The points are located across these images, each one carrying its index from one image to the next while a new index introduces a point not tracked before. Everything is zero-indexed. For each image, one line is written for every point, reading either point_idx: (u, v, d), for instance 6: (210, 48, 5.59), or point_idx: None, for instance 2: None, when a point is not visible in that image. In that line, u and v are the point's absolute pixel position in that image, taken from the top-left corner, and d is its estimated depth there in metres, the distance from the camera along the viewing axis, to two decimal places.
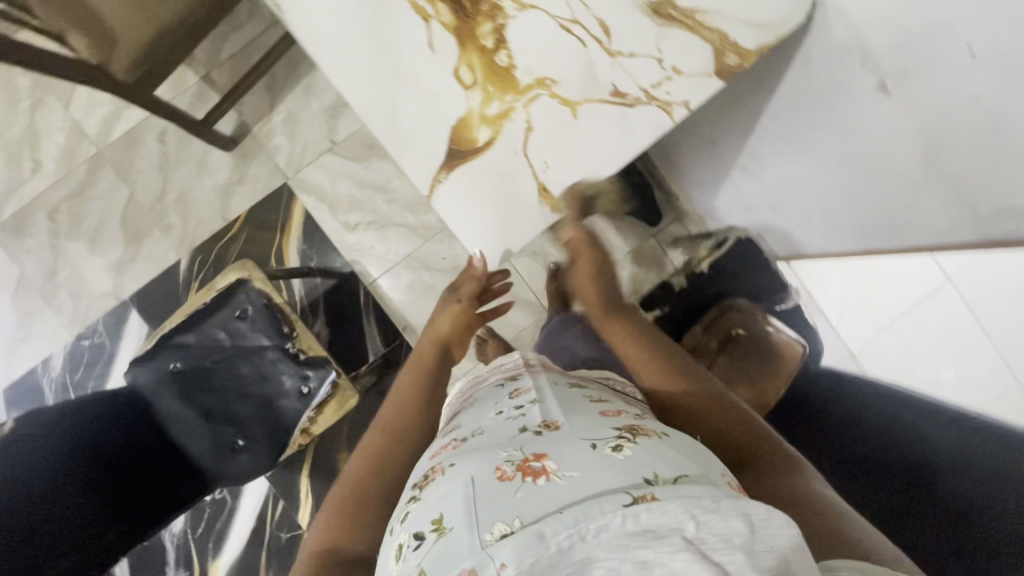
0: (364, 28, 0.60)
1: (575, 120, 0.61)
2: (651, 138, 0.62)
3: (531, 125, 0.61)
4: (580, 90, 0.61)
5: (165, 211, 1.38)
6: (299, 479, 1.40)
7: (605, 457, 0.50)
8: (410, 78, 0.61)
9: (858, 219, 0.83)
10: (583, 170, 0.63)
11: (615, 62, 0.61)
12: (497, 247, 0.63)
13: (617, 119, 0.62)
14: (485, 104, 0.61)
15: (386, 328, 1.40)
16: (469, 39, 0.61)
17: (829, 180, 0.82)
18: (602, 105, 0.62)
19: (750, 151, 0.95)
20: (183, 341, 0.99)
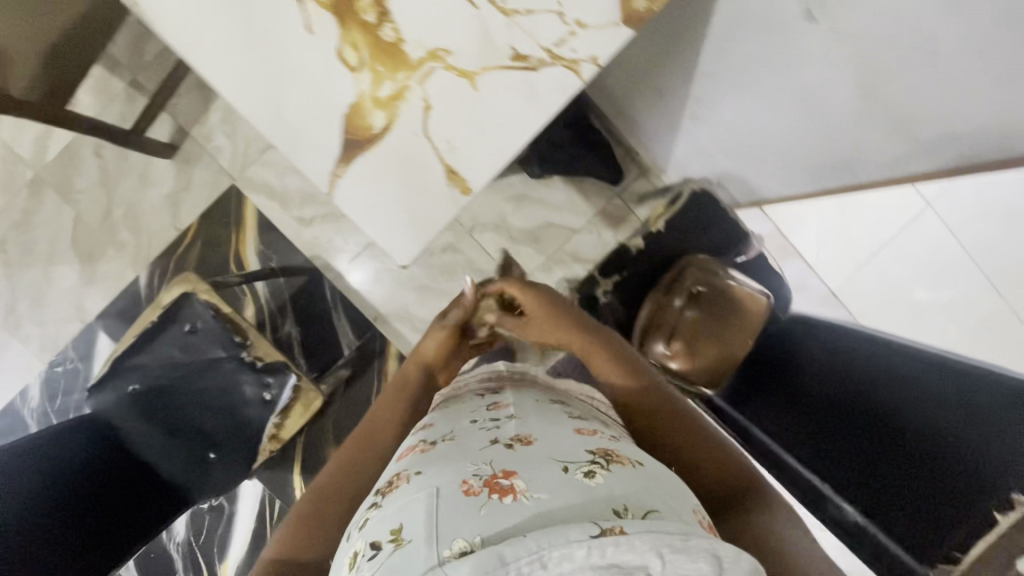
0: (230, 17, 0.55)
1: (475, 92, 0.57)
2: (559, 102, 0.57)
3: (429, 102, 0.57)
4: (478, 58, 0.56)
5: (116, 227, 1.34)
6: (292, 477, 1.41)
7: (576, 483, 0.46)
8: (290, 66, 0.56)
9: (814, 159, 0.78)
10: (493, 145, 0.58)
11: (512, 23, 0.56)
12: (412, 239, 0.59)
13: (520, 86, 0.57)
14: (377, 86, 0.56)
15: (357, 321, 1.38)
16: (349, 17, 0.55)
17: (781, 121, 0.77)
18: (503, 72, 0.57)
19: (694, 97, 0.89)
20: (137, 362, 0.97)
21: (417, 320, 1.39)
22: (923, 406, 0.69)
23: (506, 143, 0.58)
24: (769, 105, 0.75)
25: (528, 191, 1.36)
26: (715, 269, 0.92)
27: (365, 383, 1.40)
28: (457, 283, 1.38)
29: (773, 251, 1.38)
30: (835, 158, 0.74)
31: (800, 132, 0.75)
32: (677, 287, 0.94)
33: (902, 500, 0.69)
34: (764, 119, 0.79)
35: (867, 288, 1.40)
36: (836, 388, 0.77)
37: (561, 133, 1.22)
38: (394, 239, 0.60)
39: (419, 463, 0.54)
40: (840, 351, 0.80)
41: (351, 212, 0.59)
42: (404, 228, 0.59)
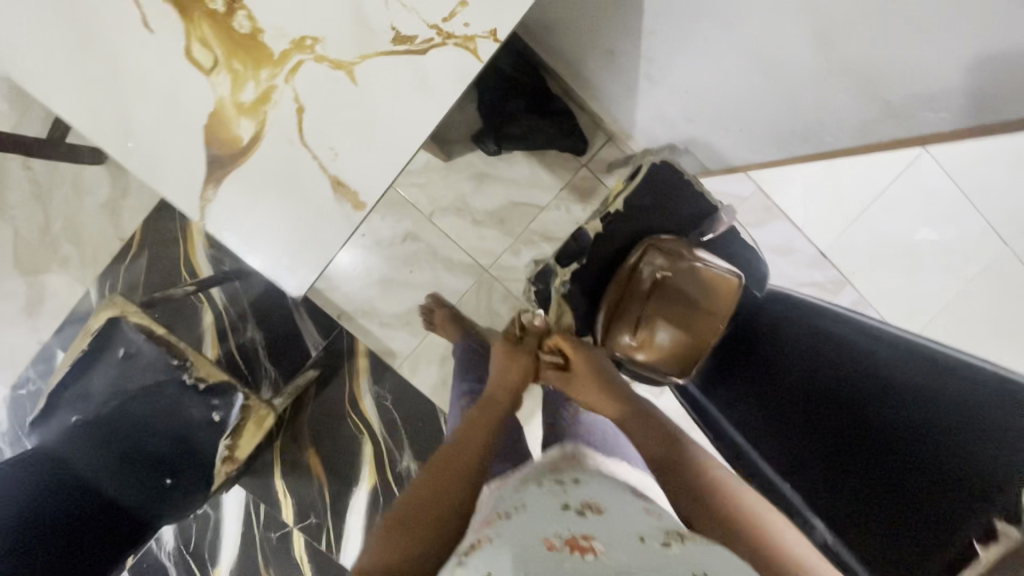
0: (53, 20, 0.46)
1: (355, 86, 0.48)
2: (456, 89, 0.48)
3: (302, 103, 0.48)
4: (353, 46, 0.47)
5: (59, 242, 1.28)
6: (274, 480, 1.38)
7: (655, 553, 0.43)
8: (134, 74, 0.47)
9: (775, 125, 0.69)
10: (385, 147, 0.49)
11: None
12: (302, 258, 0.51)
13: (407, 73, 0.48)
14: (237, 89, 0.48)
15: (322, 320, 1.32)
16: (191, 6, 0.46)
17: (738, 87, 0.67)
18: (385, 58, 0.47)
19: (646, 57, 0.79)
20: (81, 391, 0.92)
21: (383, 314, 1.33)
22: (924, 415, 0.67)
23: (398, 145, 0.49)
24: (722, 65, 0.65)
25: (488, 168, 1.26)
26: (676, 251, 0.84)
27: (336, 382, 1.35)
28: (422, 273, 1.31)
29: (755, 212, 1.28)
30: (799, 125, 0.65)
31: (757, 98, 0.66)
32: (640, 276, 0.86)
33: (879, 504, 0.70)
34: (720, 82, 0.69)
35: (859, 243, 1.30)
36: (837, 386, 0.74)
37: (515, 104, 1.12)
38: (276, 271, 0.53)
39: (493, 527, 0.50)
40: (843, 347, 0.74)
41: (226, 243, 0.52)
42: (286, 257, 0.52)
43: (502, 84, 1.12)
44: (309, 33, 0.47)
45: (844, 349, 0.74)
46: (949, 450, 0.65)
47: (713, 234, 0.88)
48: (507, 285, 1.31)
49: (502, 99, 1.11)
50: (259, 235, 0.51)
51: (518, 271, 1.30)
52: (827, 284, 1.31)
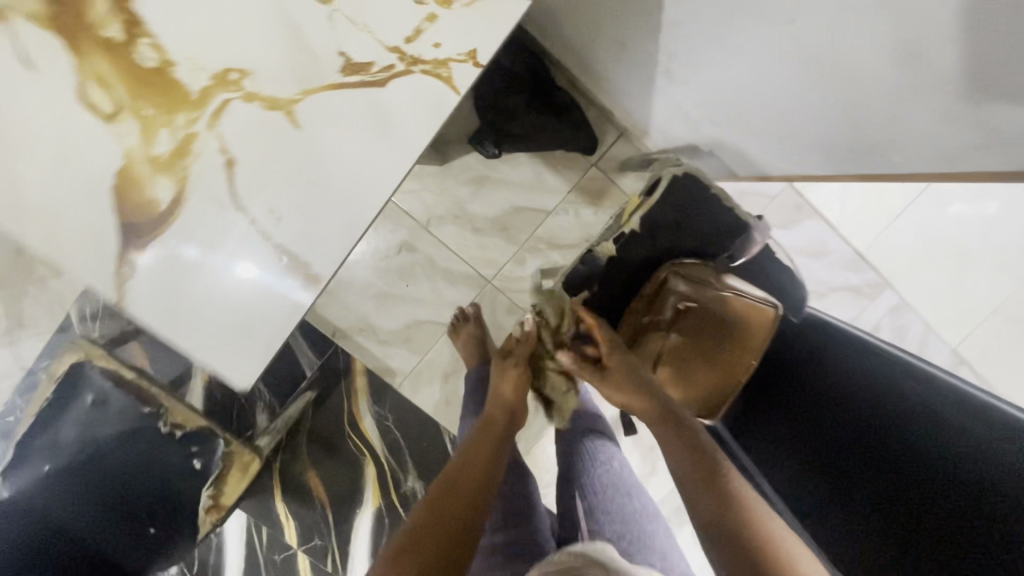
0: None
1: (297, 129, 0.41)
2: (426, 122, 0.43)
3: (231, 152, 0.41)
4: (292, 80, 0.41)
5: (32, 263, 1.19)
6: (274, 501, 1.27)
7: None
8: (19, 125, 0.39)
9: (826, 137, 0.57)
10: (338, 200, 0.42)
11: (334, 17, 0.41)
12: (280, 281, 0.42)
13: (363, 108, 0.42)
14: (149, 140, 0.40)
15: (315, 338, 1.24)
16: (82, 37, 0.38)
17: (784, 90, 0.55)
18: (334, 92, 0.42)
19: (668, 54, 0.67)
20: (51, 439, 0.85)
21: (379, 331, 1.24)
22: (942, 449, 0.66)
23: (354, 201, 0.43)
24: (766, 66, 0.53)
25: (488, 171, 1.15)
26: (702, 277, 0.74)
27: (334, 403, 1.27)
28: (420, 286, 1.21)
29: (785, 211, 1.15)
30: (859, 139, 0.53)
31: (809, 104, 0.54)
32: (659, 299, 0.75)
33: (883, 541, 0.68)
34: (760, 84, 0.57)
35: (900, 241, 1.18)
36: (854, 409, 0.71)
37: (518, 101, 0.99)
38: (254, 313, 0.42)
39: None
40: (863, 372, 0.72)
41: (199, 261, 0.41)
42: (255, 318, 0.43)
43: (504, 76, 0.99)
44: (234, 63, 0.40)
45: (881, 385, 0.70)
46: (979, 505, 0.63)
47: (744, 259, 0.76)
48: (512, 296, 1.21)
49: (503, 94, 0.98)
50: (256, 252, 0.41)
51: (523, 282, 1.20)
52: (863, 287, 1.19)
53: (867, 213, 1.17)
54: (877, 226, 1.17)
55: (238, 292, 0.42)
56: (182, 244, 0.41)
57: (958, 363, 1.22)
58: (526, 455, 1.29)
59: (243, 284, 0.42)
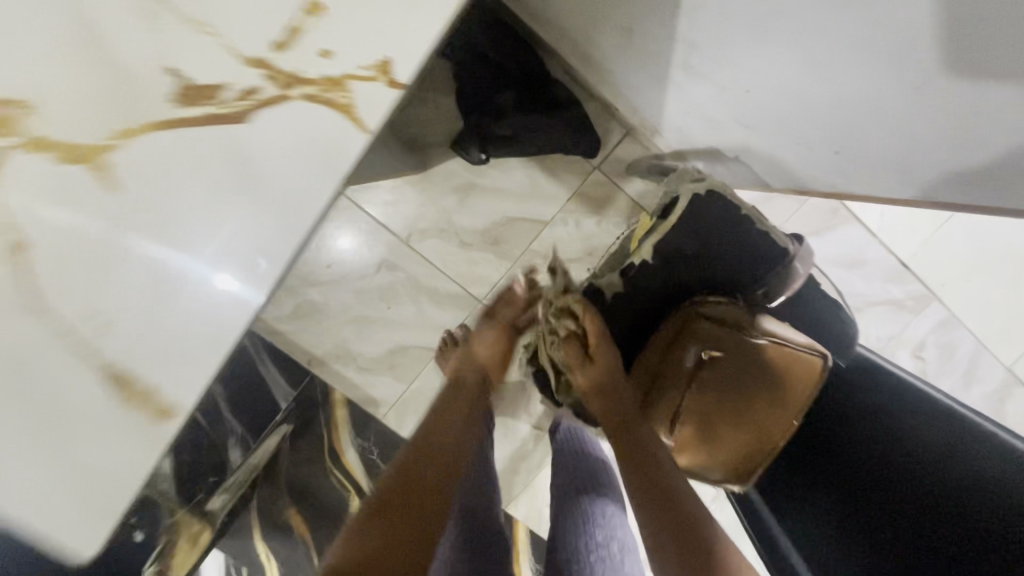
0: None
1: (131, 185, 0.36)
2: (331, 155, 0.38)
3: (24, 235, 0.35)
4: (99, 119, 0.34)
5: None
6: (254, 540, 1.08)
7: None
8: None
9: (909, 108, 0.45)
10: (232, 241, 0.39)
11: (158, 14, 0.34)
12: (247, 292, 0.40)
13: (220, 150, 0.37)
14: None
15: (289, 367, 1.11)
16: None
17: (876, 53, 0.42)
18: (184, 129, 0.36)
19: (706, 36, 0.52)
20: None
21: (360, 357, 1.11)
22: None
23: (294, 213, 0.39)
24: (857, 21, 0.40)
25: (476, 177, 1.00)
26: (734, 319, 0.59)
27: (313, 437, 1.15)
28: (402, 308, 1.08)
29: (817, 217, 1.00)
30: (984, 108, 0.40)
31: (914, 66, 0.41)
32: (678, 340, 0.61)
33: None
34: (824, 48, 0.44)
35: (947, 248, 1.03)
36: (885, 466, 0.62)
37: (506, 99, 0.84)
38: (224, 329, 0.40)
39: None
40: (899, 427, 0.62)
41: (158, 255, 0.37)
42: (182, 339, 0.39)
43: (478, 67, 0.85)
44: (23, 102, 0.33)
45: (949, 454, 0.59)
46: None
47: (783, 297, 0.62)
48: None
49: (482, 91, 0.85)
50: (230, 256, 0.39)
51: None
52: (906, 301, 1.04)
53: (910, 217, 1.02)
54: (921, 231, 1.02)
55: (219, 304, 0.39)
56: (140, 238, 0.37)
57: (1013, 383, 1.08)
58: (526, 489, 1.16)
59: (221, 295, 0.39)
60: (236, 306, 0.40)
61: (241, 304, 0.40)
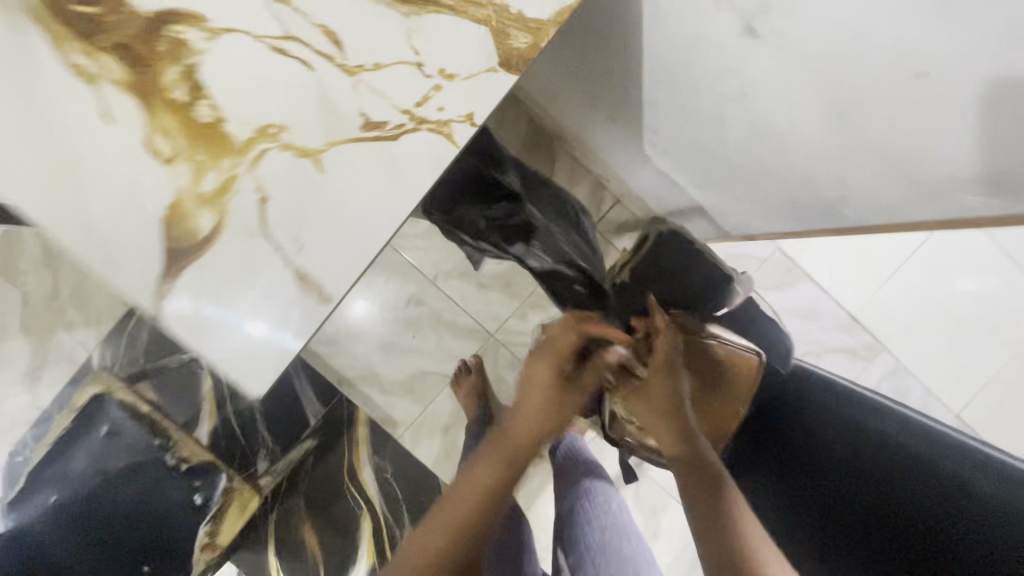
0: (48, 134, 0.45)
1: (320, 174, 0.44)
2: (429, 176, 0.45)
3: (265, 193, 0.45)
4: (321, 124, 0.44)
5: (65, 307, 1.27)
6: (265, 556, 1.26)
7: None
8: (80, 153, 0.45)
9: (829, 179, 0.53)
10: (393, 169, 0.44)
11: (388, 29, 0.43)
12: (418, 170, 0.44)
13: (379, 158, 0.44)
14: (198, 180, 0.45)
15: (323, 386, 1.28)
16: (157, 54, 0.43)
17: (883, 117, 0.42)
18: (354, 144, 0.44)
19: (651, 125, 0.74)
20: (63, 473, 0.89)
21: (386, 380, 1.28)
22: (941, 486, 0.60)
23: (422, 167, 0.44)
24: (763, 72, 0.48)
25: None
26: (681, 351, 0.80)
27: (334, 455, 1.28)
28: (425, 337, 1.27)
29: (777, 273, 1.20)
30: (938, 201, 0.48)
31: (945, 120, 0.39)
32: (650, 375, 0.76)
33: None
34: (713, 112, 0.59)
35: (896, 311, 1.22)
36: (917, 509, 0.60)
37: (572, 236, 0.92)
38: (339, 240, 0.45)
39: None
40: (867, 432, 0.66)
41: (396, 158, 0.44)
42: (352, 219, 0.45)
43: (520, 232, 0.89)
44: (284, 55, 0.43)
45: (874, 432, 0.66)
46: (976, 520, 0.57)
47: (727, 308, 0.89)
48: (513, 350, 1.25)
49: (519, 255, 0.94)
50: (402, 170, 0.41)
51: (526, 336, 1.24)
52: (859, 349, 1.22)
53: (873, 288, 1.21)
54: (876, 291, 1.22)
55: (370, 200, 0.45)
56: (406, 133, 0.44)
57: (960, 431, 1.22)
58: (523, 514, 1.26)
59: (370, 192, 0.45)
60: (392, 191, 0.45)
61: (399, 187, 0.45)
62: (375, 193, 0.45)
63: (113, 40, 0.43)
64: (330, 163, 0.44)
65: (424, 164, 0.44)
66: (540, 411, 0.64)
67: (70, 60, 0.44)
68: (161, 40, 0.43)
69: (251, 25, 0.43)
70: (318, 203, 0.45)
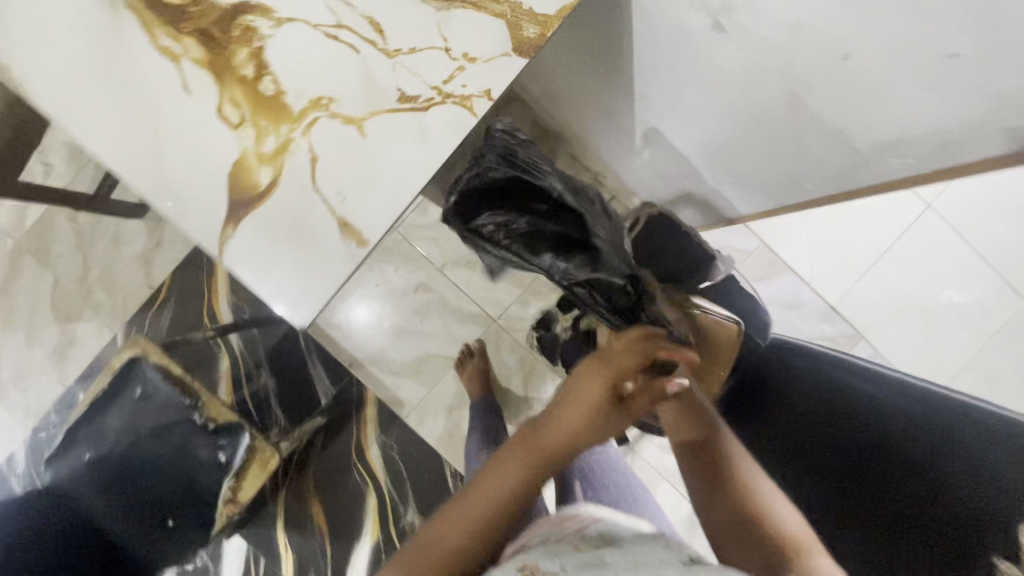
0: (134, 107, 0.54)
1: (363, 139, 0.54)
2: (452, 141, 0.54)
3: (316, 153, 0.54)
4: (366, 98, 0.53)
5: (93, 289, 1.35)
6: (274, 532, 1.33)
7: (668, 546, 0.52)
8: (163, 121, 0.55)
9: (792, 155, 0.61)
10: (423, 136, 0.54)
11: (420, 19, 0.50)
12: (443, 135, 0.54)
13: (410, 126, 0.53)
14: (260, 141, 0.54)
15: (334, 368, 1.35)
16: (232, 37, 0.52)
17: (827, 101, 0.51)
18: (391, 114, 0.53)
19: (643, 120, 0.82)
20: (99, 429, 0.97)
21: (393, 363, 1.36)
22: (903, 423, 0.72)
23: (447, 134, 0.54)
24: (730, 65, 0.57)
25: None
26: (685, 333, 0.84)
27: (343, 434, 1.35)
28: (432, 322, 1.35)
29: (762, 267, 1.29)
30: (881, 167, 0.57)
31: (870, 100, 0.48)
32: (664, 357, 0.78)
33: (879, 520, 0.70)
34: (692, 102, 0.68)
35: (871, 299, 1.31)
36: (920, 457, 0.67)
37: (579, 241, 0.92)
38: (378, 194, 0.56)
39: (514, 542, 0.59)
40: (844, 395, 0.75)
41: (427, 127, 0.54)
42: (389, 176, 0.55)
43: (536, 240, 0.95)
44: (336, 40, 0.51)
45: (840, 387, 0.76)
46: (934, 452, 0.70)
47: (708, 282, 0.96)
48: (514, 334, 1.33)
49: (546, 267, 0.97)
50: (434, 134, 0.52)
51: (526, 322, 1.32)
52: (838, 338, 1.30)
53: (850, 281, 1.31)
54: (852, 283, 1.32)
55: (404, 161, 0.55)
56: (437, 106, 0.53)
57: None
58: None
59: (404, 154, 0.55)
60: (422, 154, 0.54)
61: (428, 150, 0.54)
62: (408, 154, 0.55)
63: (193, 26, 0.52)
64: (375, 129, 0.53)
65: (449, 134, 0.54)
66: (577, 417, 0.55)
67: (156, 42, 0.52)
68: (235, 26, 0.51)
69: (308, 14, 0.50)
70: (361, 163, 0.55)
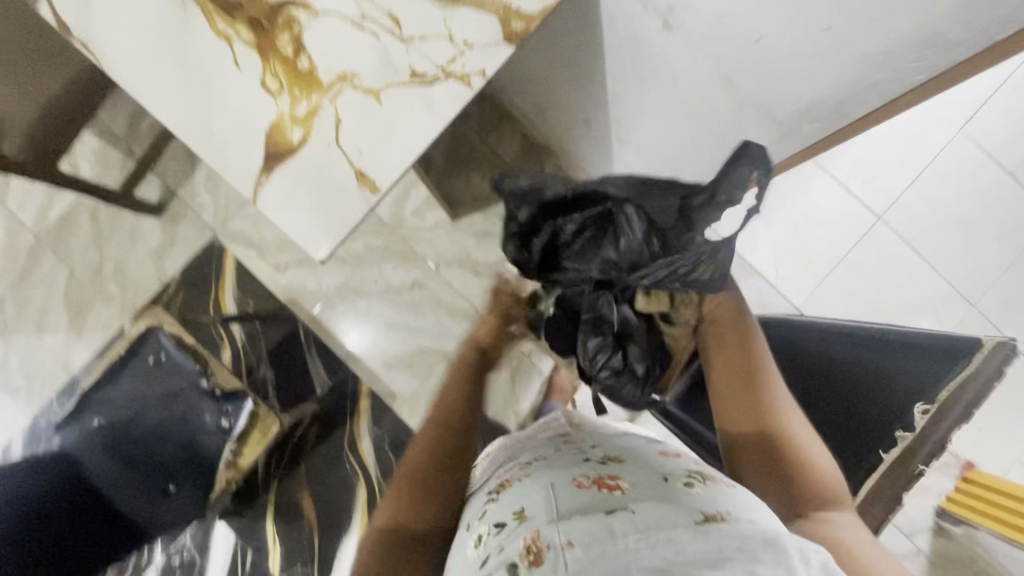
0: (191, 77, 0.66)
1: (378, 106, 0.65)
2: (453, 110, 0.64)
3: (339, 116, 0.65)
4: (382, 73, 0.65)
5: (105, 282, 1.43)
6: (264, 524, 1.35)
7: (677, 488, 0.54)
8: (213, 89, 0.66)
9: (738, 132, 0.75)
10: (429, 107, 0.65)
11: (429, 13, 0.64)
12: (444, 106, 0.64)
13: (418, 98, 0.65)
14: (294, 106, 0.66)
15: (331, 361, 1.42)
16: (276, 24, 0.64)
17: (754, 79, 0.64)
18: (401, 87, 0.65)
19: (614, 120, 0.94)
20: (108, 397, 1.03)
21: (388, 357, 1.43)
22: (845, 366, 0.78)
23: (448, 106, 0.64)
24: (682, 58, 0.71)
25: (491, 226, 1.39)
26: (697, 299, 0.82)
27: (337, 428, 1.40)
28: (426, 318, 1.43)
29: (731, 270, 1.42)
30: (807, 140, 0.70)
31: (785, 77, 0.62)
32: (726, 334, 0.77)
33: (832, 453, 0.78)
34: (655, 97, 0.81)
35: (831, 302, 1.43)
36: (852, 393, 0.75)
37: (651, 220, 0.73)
38: (388, 154, 0.65)
39: (524, 472, 0.61)
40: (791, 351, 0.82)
41: (431, 99, 0.65)
42: (398, 139, 0.65)
43: (609, 237, 0.77)
44: (359, 28, 0.64)
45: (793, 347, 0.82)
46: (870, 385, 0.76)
47: None
48: None
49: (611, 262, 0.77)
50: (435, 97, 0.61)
51: None
52: None
53: (814, 286, 1.43)
54: (815, 289, 1.43)
55: (411, 128, 0.65)
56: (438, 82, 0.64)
57: None
58: None
59: (411, 123, 0.65)
60: (427, 121, 0.65)
61: (432, 119, 0.65)
62: (414, 122, 0.65)
63: (246, 15, 0.64)
64: (387, 99, 0.65)
65: (450, 103, 0.64)
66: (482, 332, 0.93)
67: (214, 26, 0.65)
68: (279, 16, 0.64)
69: (339, 8, 0.64)
70: (375, 128, 0.65)
